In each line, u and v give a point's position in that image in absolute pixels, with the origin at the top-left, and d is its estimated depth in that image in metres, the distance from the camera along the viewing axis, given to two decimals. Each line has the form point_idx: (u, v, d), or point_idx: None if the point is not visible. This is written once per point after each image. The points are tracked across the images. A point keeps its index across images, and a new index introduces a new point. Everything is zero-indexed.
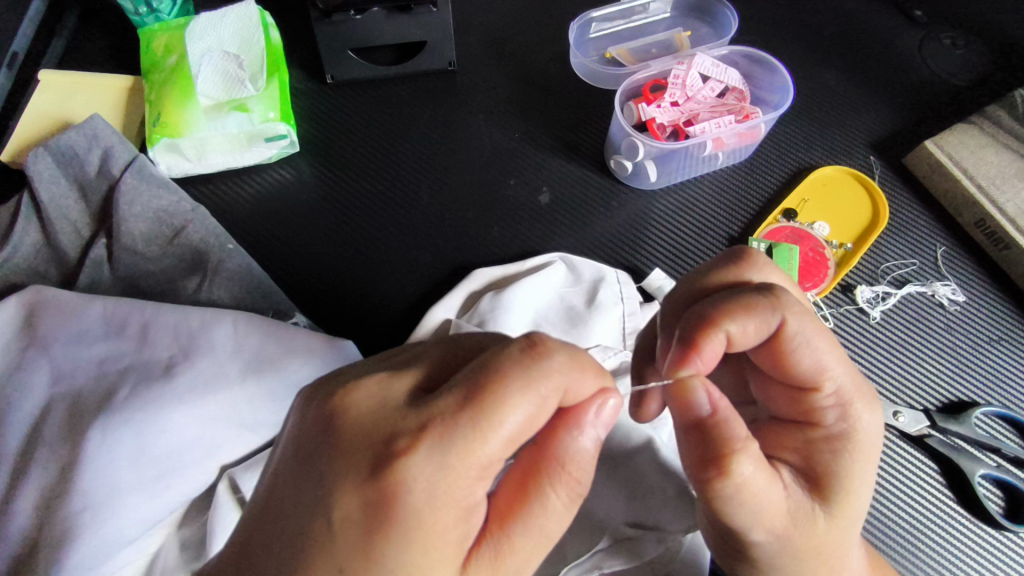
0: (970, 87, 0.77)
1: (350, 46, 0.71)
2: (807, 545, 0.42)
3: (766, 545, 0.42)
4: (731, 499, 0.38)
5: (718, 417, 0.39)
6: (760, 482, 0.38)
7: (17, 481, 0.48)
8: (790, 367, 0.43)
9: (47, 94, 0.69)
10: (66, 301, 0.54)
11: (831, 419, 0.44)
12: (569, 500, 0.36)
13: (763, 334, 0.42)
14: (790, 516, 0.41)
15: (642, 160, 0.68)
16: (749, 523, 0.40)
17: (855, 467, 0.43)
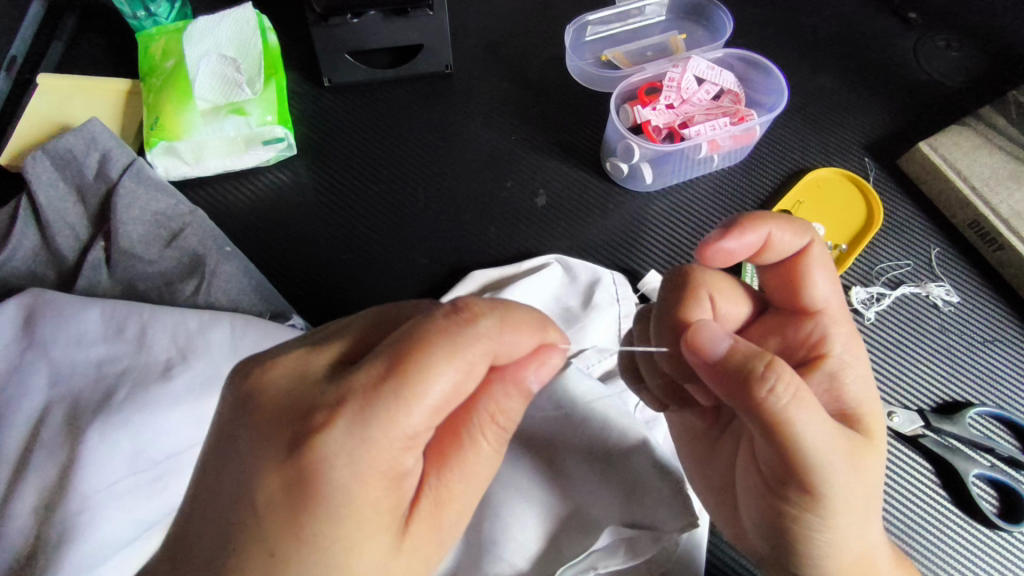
0: (964, 89, 0.77)
1: (347, 49, 0.72)
2: (865, 497, 0.41)
3: (837, 492, 0.39)
4: (796, 412, 0.37)
5: (742, 348, 0.39)
6: (812, 398, 0.38)
7: (16, 483, 0.49)
8: (806, 283, 0.47)
9: (46, 97, 0.69)
10: (63, 304, 0.54)
11: (836, 340, 0.46)
12: (498, 447, 0.38)
13: (791, 245, 0.47)
14: (846, 437, 0.40)
15: (638, 162, 0.69)
16: (820, 450, 0.39)
17: (866, 386, 0.46)
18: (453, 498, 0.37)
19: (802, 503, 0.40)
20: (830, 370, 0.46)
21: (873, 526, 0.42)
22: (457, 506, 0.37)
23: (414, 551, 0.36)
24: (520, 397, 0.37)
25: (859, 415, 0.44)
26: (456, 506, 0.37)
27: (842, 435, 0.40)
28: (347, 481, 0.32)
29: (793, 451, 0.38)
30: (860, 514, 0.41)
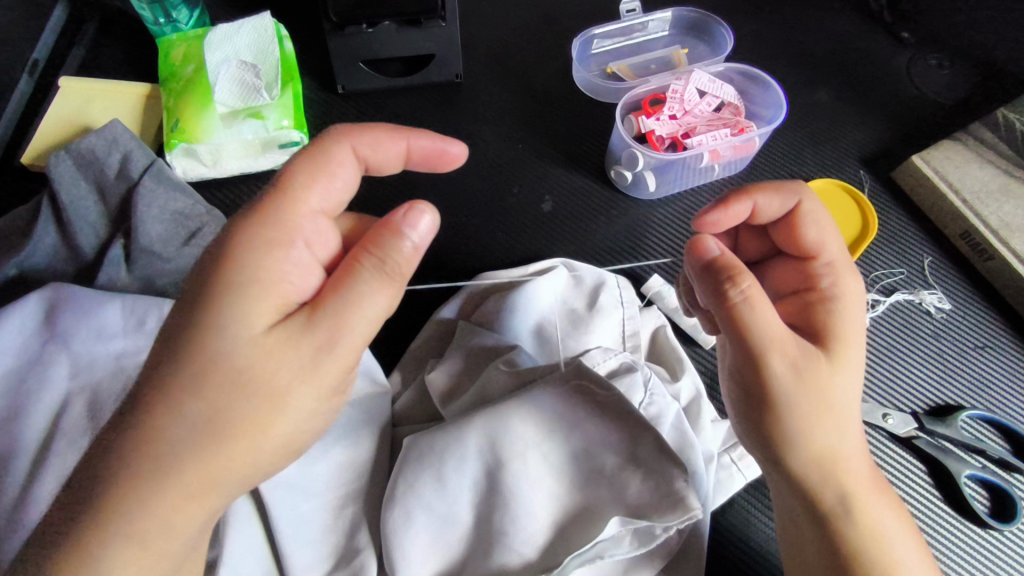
0: (954, 106, 0.80)
1: (361, 58, 0.74)
2: (818, 402, 0.45)
3: (783, 391, 0.44)
4: (748, 310, 0.43)
5: (728, 259, 0.46)
6: (764, 302, 0.44)
7: (38, 469, 0.51)
8: (797, 236, 0.52)
9: (66, 99, 0.71)
10: (86, 299, 0.56)
11: (825, 278, 0.50)
12: (384, 286, 0.41)
13: (781, 211, 0.52)
14: (795, 346, 0.45)
15: (642, 170, 0.71)
16: (767, 349, 0.44)
17: (849, 319, 0.48)
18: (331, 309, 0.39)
19: (764, 410, 0.46)
20: (810, 300, 0.49)
21: (832, 434, 0.46)
22: (339, 329, 0.40)
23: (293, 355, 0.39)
24: (387, 229, 0.41)
25: (830, 336, 0.47)
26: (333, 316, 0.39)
27: (791, 342, 0.45)
28: (247, 262, 0.39)
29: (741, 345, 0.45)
30: (807, 414, 0.45)
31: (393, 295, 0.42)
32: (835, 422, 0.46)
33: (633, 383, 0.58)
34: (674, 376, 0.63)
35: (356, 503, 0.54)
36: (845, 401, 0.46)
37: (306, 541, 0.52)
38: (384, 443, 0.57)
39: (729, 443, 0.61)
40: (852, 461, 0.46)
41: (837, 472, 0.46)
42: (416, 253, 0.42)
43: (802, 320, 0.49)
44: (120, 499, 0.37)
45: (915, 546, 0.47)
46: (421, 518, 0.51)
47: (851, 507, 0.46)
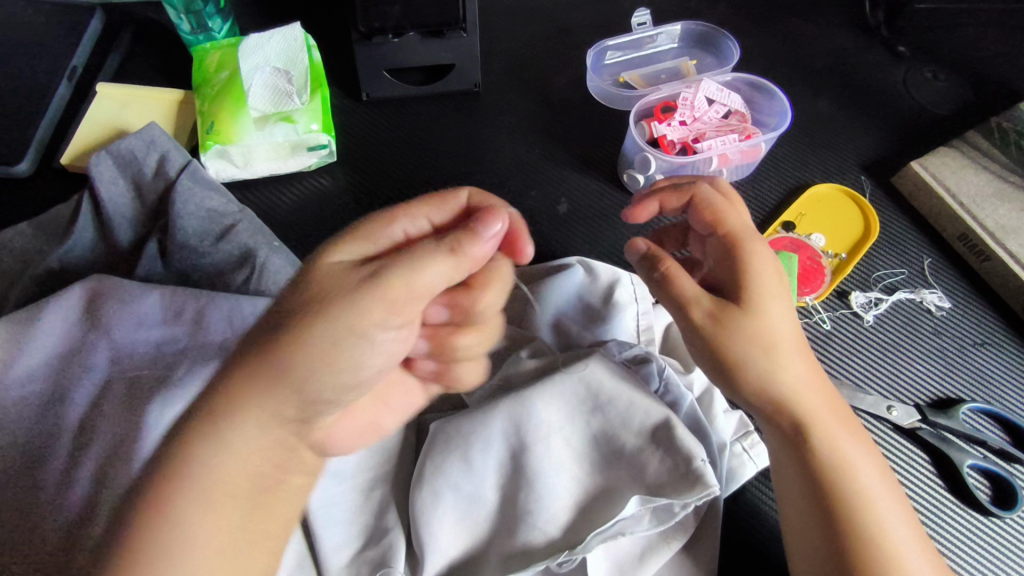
0: (950, 116, 0.84)
1: (385, 67, 0.77)
2: (743, 344, 0.51)
3: (714, 338, 0.52)
4: (665, 284, 0.54)
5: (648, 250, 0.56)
6: (677, 278, 0.54)
7: (79, 452, 0.53)
8: (703, 216, 0.56)
9: (103, 103, 0.74)
10: (126, 289, 0.59)
11: (729, 242, 0.54)
12: (448, 268, 0.45)
13: (688, 198, 0.58)
14: (708, 301, 0.52)
15: (653, 174, 0.74)
16: (685, 312, 0.53)
17: (755, 273, 0.53)
18: (388, 295, 0.43)
19: (710, 361, 0.53)
20: (720, 264, 0.54)
21: (775, 369, 0.52)
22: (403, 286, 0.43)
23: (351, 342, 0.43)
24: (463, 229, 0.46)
25: (744, 291, 0.52)
26: (388, 302, 0.43)
27: (709, 303, 0.52)
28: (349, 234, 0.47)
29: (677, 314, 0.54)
30: (741, 355, 0.51)
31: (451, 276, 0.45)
32: (772, 357, 0.51)
33: (648, 375, 0.61)
34: (688, 368, 0.65)
35: (384, 486, 0.56)
36: (776, 337, 0.52)
37: (337, 523, 0.54)
38: (411, 429, 0.60)
39: (742, 431, 0.62)
40: (801, 393, 0.52)
41: (789, 403, 0.52)
42: (480, 250, 0.46)
43: (720, 281, 0.54)
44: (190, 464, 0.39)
45: (875, 471, 0.52)
46: (449, 500, 0.53)
47: (805, 438, 0.52)
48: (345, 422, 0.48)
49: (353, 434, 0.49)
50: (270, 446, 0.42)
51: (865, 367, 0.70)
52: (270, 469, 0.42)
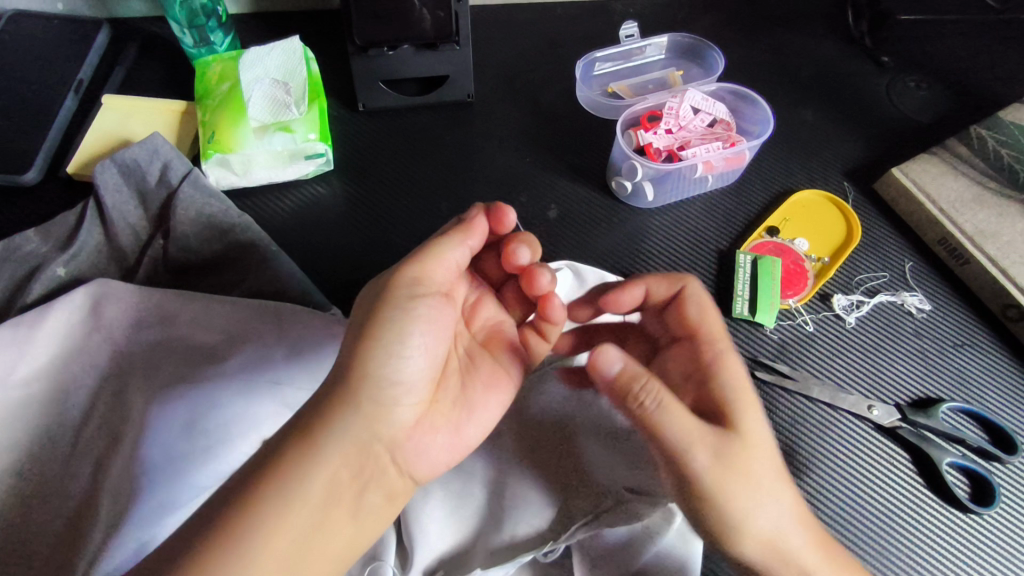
0: (931, 124, 0.87)
1: (381, 78, 0.80)
2: (740, 479, 0.48)
3: (708, 474, 0.47)
4: (659, 413, 0.48)
5: (627, 373, 0.49)
6: (674, 409, 0.48)
7: (83, 448, 0.56)
8: (683, 317, 0.57)
9: (109, 114, 0.77)
10: (125, 292, 0.61)
11: (708, 359, 0.54)
12: (458, 239, 0.51)
13: (670, 296, 0.58)
14: (710, 434, 0.48)
15: (640, 181, 0.77)
16: (682, 444, 0.48)
17: (744, 389, 0.52)
18: (410, 273, 0.49)
19: (700, 503, 0.48)
20: (706, 378, 0.53)
21: (764, 509, 0.48)
22: (430, 260, 0.50)
23: (397, 328, 0.47)
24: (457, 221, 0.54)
25: (732, 418, 0.50)
26: (412, 280, 0.49)
27: (706, 438, 0.48)
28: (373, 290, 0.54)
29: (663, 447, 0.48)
30: (734, 498, 0.48)
31: (463, 241, 0.52)
32: (762, 497, 0.48)
33: None
34: None
35: None
36: (767, 475, 0.49)
37: None
38: None
39: None
40: (793, 536, 0.49)
41: (783, 550, 0.48)
42: (479, 222, 0.53)
43: (709, 400, 0.52)
44: None
45: None
46: (438, 494, 0.56)
47: None
48: (429, 433, 0.49)
49: (444, 449, 0.50)
50: (347, 465, 0.44)
51: (848, 368, 0.72)
52: (347, 484, 0.45)
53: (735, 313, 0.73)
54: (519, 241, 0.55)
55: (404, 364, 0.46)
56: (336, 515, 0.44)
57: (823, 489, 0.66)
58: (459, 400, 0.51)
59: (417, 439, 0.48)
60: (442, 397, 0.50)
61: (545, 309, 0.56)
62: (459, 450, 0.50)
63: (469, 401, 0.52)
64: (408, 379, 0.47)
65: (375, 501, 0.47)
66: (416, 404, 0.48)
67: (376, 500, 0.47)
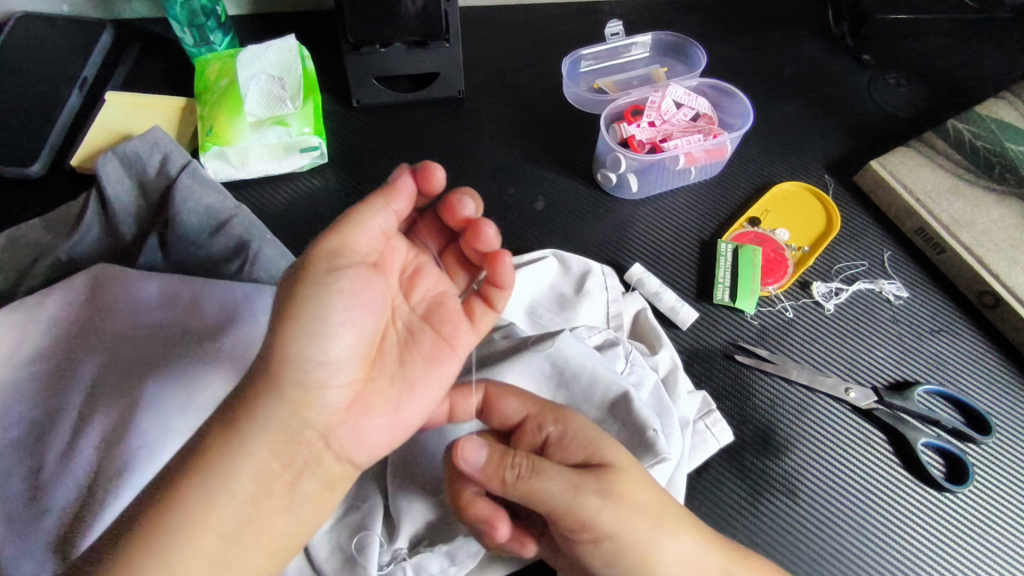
0: (910, 119, 0.89)
1: (374, 75, 0.83)
2: (632, 511, 0.48)
3: (603, 521, 0.47)
4: (529, 480, 0.47)
5: (494, 455, 0.49)
6: (548, 465, 0.48)
7: (83, 424, 0.58)
8: (499, 415, 0.56)
9: (112, 110, 0.80)
10: (126, 276, 0.64)
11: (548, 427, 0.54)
12: (382, 204, 0.52)
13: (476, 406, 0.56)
14: (584, 478, 0.48)
15: (625, 172, 0.79)
16: (563, 499, 0.47)
17: (590, 429, 0.53)
18: (326, 246, 0.49)
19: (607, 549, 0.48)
20: (560, 437, 0.53)
21: (667, 538, 0.49)
22: (354, 227, 0.50)
23: (314, 305, 0.46)
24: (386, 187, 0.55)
25: (602, 452, 0.51)
26: (329, 253, 0.49)
27: (586, 477, 0.48)
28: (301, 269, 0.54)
29: (553, 509, 0.48)
30: (633, 530, 0.48)
31: (388, 207, 0.53)
32: (659, 526, 0.49)
33: (615, 355, 0.65)
34: (653, 350, 0.69)
35: None
36: (656, 501, 0.50)
37: None
38: None
39: (705, 410, 0.67)
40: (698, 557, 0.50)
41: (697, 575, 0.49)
42: (407, 182, 0.54)
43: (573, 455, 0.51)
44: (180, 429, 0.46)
45: None
46: (424, 468, 0.58)
47: None
48: (365, 415, 0.49)
49: (382, 430, 0.49)
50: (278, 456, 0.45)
51: (825, 353, 0.74)
52: (280, 471, 0.45)
53: (716, 299, 0.75)
54: (462, 194, 0.58)
55: (327, 343, 0.46)
56: (268, 508, 0.44)
57: (804, 469, 0.68)
58: (397, 379, 0.51)
59: (351, 422, 0.48)
60: (379, 376, 0.50)
61: (494, 269, 0.58)
62: (400, 429, 0.50)
63: (408, 378, 0.52)
64: (336, 358, 0.46)
65: (310, 489, 0.46)
66: (347, 385, 0.48)
67: (311, 488, 0.46)
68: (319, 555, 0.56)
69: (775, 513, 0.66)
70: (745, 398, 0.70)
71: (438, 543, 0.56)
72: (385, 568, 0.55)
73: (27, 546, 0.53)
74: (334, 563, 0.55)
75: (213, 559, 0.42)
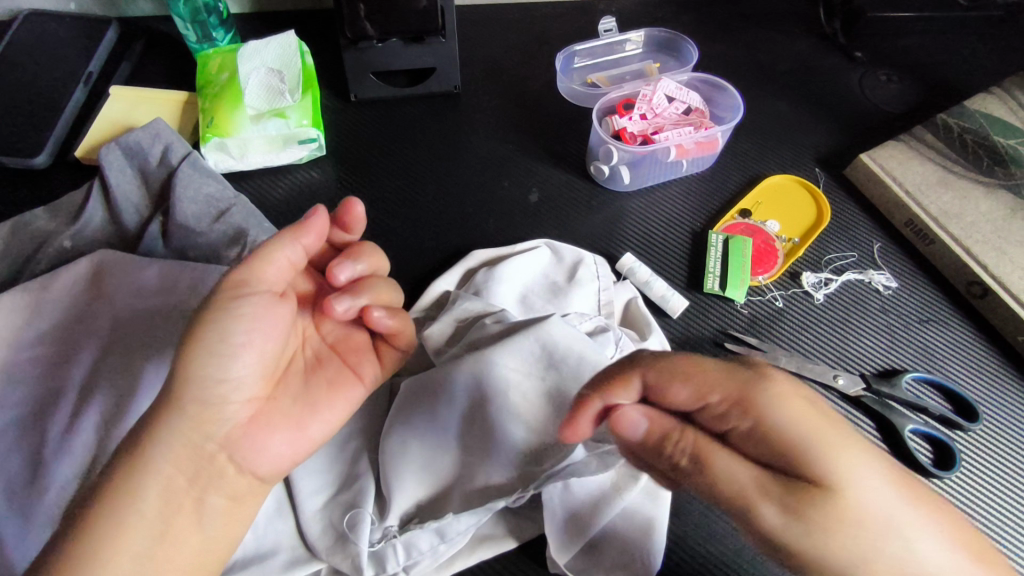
0: (901, 115, 0.90)
1: (372, 70, 0.84)
2: (830, 533, 0.40)
3: (790, 539, 0.40)
4: (700, 473, 0.43)
5: (655, 426, 0.46)
6: (719, 454, 0.43)
7: (83, 403, 0.59)
8: (673, 398, 0.47)
9: (116, 103, 0.82)
10: (128, 262, 0.66)
11: (748, 415, 0.43)
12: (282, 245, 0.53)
13: (637, 393, 0.49)
14: (769, 488, 0.41)
15: (617, 164, 0.80)
16: (735, 505, 0.42)
17: (800, 423, 0.42)
18: (234, 276, 0.51)
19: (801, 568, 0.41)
20: (752, 429, 0.43)
21: (888, 564, 0.40)
22: (256, 267, 0.51)
23: (214, 330, 0.48)
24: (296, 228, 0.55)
25: (806, 454, 0.41)
26: (237, 282, 0.50)
27: (767, 483, 0.41)
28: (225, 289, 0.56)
29: (729, 508, 0.42)
30: (838, 553, 0.40)
31: (290, 249, 0.53)
32: (876, 550, 0.40)
33: (605, 340, 0.66)
34: (642, 337, 0.70)
35: (359, 438, 0.62)
36: (875, 523, 0.40)
37: (311, 470, 0.60)
38: (381, 387, 0.65)
39: None
40: None
41: None
42: (311, 232, 0.54)
43: (764, 453, 0.43)
44: (171, 407, 0.47)
45: None
46: (415, 448, 0.59)
47: None
48: (266, 430, 0.51)
49: (284, 447, 0.52)
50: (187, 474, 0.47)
51: (812, 343, 0.74)
52: (187, 489, 0.46)
53: (706, 289, 0.76)
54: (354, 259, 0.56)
55: (228, 366, 0.49)
56: (180, 523, 0.46)
57: None
58: (301, 398, 0.54)
59: (252, 435, 0.50)
60: (281, 394, 0.53)
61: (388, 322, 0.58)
62: (302, 448, 0.53)
63: (311, 401, 0.54)
64: (237, 378, 0.49)
65: (218, 505, 0.48)
66: (247, 401, 0.50)
67: (219, 503, 0.48)
68: (312, 533, 0.58)
69: None
70: None
71: (428, 519, 0.58)
72: (376, 545, 0.57)
73: (28, 519, 0.55)
74: (326, 541, 0.57)
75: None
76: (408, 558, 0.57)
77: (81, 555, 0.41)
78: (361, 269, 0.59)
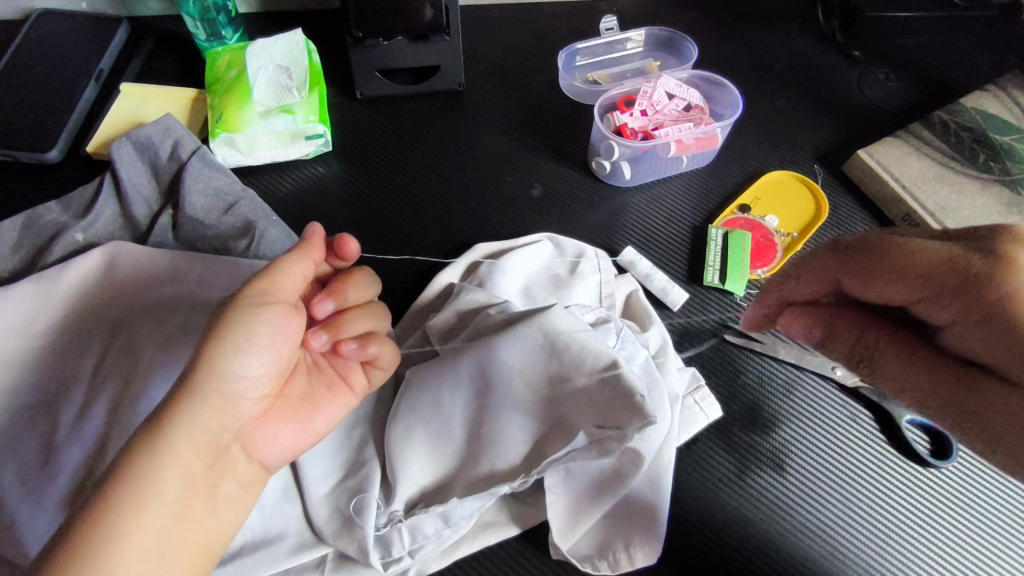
0: (898, 113, 0.91)
1: (378, 67, 0.86)
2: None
3: (982, 443, 0.43)
4: (879, 380, 0.48)
5: (826, 334, 0.50)
6: (894, 361, 0.46)
7: (95, 390, 0.61)
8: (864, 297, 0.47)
9: (127, 100, 0.84)
10: (139, 253, 0.66)
11: (964, 312, 0.41)
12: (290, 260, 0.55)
13: (818, 295, 0.51)
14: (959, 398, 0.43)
15: (618, 160, 0.82)
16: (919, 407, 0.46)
17: None
18: (257, 284, 0.52)
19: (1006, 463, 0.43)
20: (973, 326, 0.41)
21: None
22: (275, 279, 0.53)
23: (241, 331, 0.50)
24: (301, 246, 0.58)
25: None
26: (260, 290, 0.52)
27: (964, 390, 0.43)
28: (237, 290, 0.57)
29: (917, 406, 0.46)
30: None
31: (297, 264, 0.55)
32: None
33: (606, 331, 0.66)
34: (644, 328, 0.71)
35: (364, 426, 0.64)
36: None
37: (319, 456, 0.62)
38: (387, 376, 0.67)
39: (694, 385, 0.69)
40: None
41: None
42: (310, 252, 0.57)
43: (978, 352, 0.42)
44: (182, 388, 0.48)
45: None
46: (419, 434, 0.60)
47: None
48: (275, 423, 0.53)
49: (288, 441, 0.53)
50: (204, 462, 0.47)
51: None
52: (203, 475, 0.47)
53: (706, 282, 0.77)
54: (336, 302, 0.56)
55: (248, 364, 0.50)
56: (197, 508, 0.47)
57: (791, 444, 0.70)
58: (305, 396, 0.56)
59: (262, 428, 0.52)
60: (289, 391, 0.55)
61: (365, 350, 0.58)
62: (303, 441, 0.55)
63: (314, 399, 0.56)
64: (254, 376, 0.50)
65: (229, 491, 0.49)
66: (261, 397, 0.52)
67: (230, 489, 0.49)
68: (319, 518, 0.59)
69: (763, 487, 0.67)
70: (736, 376, 0.73)
71: (433, 504, 0.59)
72: (382, 529, 0.58)
73: (38, 503, 0.56)
74: (332, 526, 0.59)
75: (149, 552, 0.43)
76: (413, 542, 0.58)
77: (104, 529, 0.42)
78: (347, 302, 0.59)
